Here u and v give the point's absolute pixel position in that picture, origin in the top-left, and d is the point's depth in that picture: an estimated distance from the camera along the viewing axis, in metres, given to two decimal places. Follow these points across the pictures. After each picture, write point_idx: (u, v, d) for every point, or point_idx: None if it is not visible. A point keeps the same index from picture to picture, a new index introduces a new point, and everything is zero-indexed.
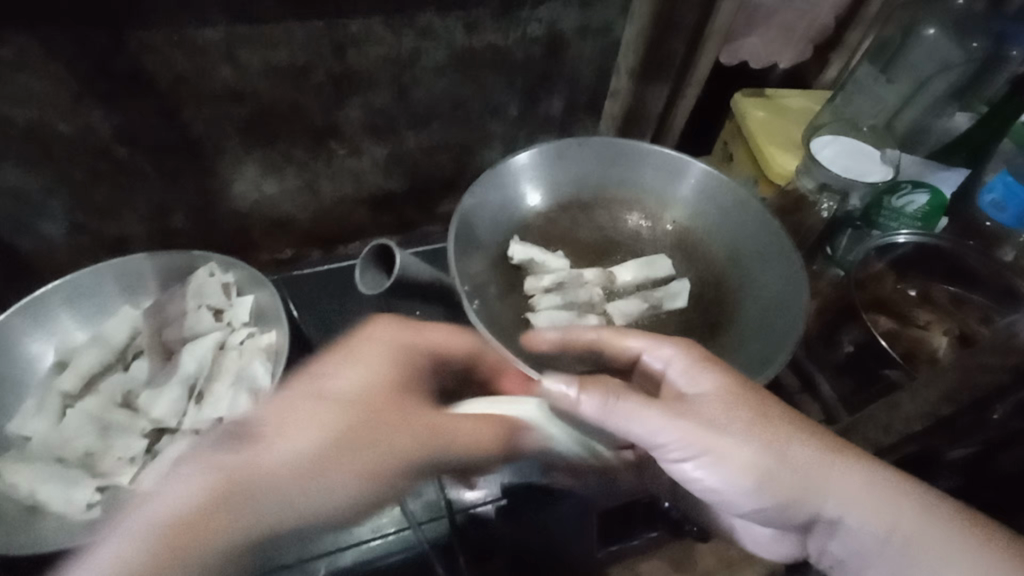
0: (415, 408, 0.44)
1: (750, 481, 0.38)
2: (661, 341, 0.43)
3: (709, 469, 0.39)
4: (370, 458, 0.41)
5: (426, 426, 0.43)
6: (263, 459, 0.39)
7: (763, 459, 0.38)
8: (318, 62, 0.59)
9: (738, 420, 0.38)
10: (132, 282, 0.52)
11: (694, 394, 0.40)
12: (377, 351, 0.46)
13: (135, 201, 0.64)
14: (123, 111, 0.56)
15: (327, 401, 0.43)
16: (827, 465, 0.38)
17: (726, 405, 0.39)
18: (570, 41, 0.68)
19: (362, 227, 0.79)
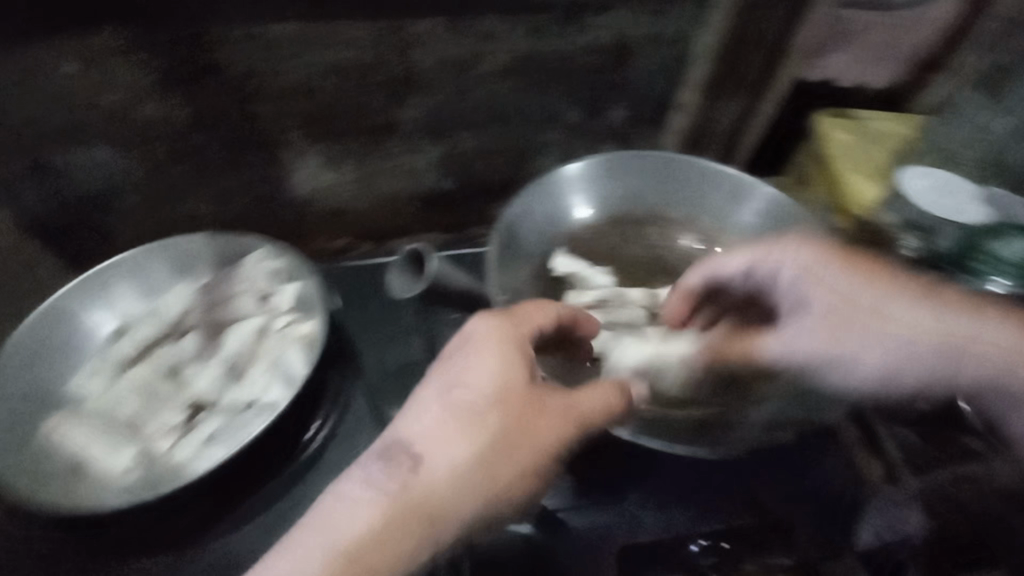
0: (528, 405, 0.38)
1: (896, 331, 0.45)
2: (764, 253, 0.51)
3: (859, 358, 0.46)
4: (498, 476, 0.36)
5: (540, 431, 0.38)
6: (442, 480, 0.35)
7: (877, 293, 0.46)
8: (382, 60, 0.60)
9: (855, 298, 0.46)
10: (190, 262, 0.55)
11: (799, 280, 0.49)
12: (493, 349, 0.39)
13: (204, 184, 0.67)
14: (200, 99, 0.59)
15: (446, 408, 0.38)
16: (939, 316, 0.45)
17: (843, 295, 0.47)
18: (637, 50, 0.65)
19: (415, 224, 0.80)
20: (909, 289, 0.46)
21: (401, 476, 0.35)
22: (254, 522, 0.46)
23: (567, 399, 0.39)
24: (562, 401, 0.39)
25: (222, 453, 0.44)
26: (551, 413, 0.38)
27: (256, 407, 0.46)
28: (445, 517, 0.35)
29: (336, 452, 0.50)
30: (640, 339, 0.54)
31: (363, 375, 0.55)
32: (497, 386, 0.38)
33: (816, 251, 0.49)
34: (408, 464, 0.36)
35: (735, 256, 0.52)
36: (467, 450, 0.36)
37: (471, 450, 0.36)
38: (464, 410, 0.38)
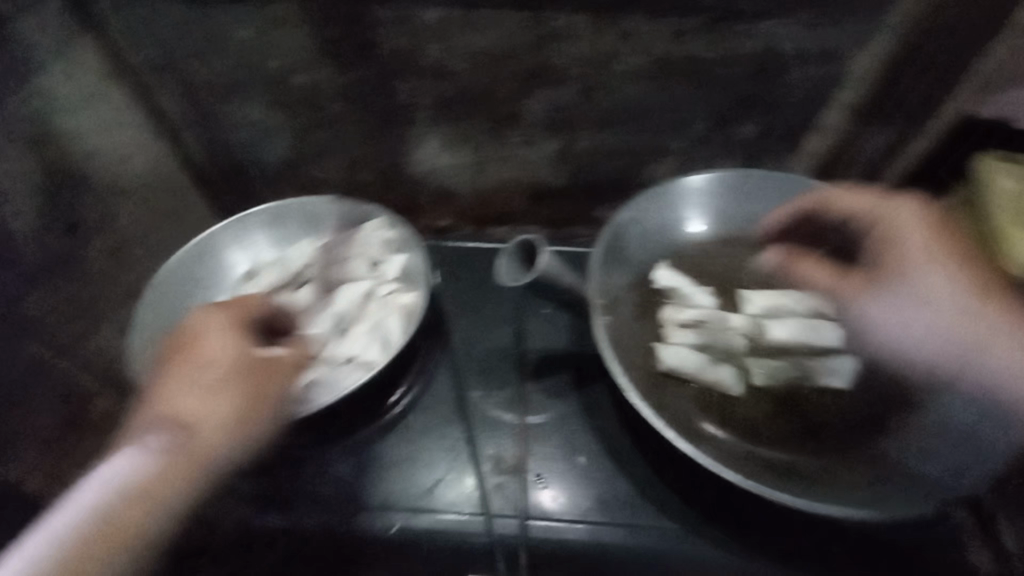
0: (206, 372, 0.40)
1: (949, 319, 0.46)
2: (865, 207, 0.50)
3: (912, 323, 0.48)
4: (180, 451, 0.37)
5: (218, 401, 0.39)
6: (202, 446, 0.38)
7: (953, 288, 0.46)
8: (519, 52, 0.61)
9: (930, 263, 0.47)
10: (316, 223, 0.60)
11: (909, 249, 0.48)
12: (222, 323, 0.42)
13: (336, 149, 0.72)
14: (348, 71, 0.64)
15: (191, 386, 0.39)
16: (1000, 327, 0.44)
17: (924, 267, 0.47)
18: (784, 63, 0.61)
19: (515, 214, 0.81)
20: (974, 287, 0.46)
21: (157, 449, 0.36)
22: (338, 467, 0.50)
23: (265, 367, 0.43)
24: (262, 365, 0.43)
25: (322, 399, 0.47)
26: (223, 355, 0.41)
27: (354, 364, 0.50)
28: (154, 504, 0.35)
29: (419, 418, 0.53)
30: (736, 368, 0.51)
31: (452, 352, 0.57)
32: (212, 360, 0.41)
33: (913, 218, 0.48)
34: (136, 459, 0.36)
35: (843, 201, 0.51)
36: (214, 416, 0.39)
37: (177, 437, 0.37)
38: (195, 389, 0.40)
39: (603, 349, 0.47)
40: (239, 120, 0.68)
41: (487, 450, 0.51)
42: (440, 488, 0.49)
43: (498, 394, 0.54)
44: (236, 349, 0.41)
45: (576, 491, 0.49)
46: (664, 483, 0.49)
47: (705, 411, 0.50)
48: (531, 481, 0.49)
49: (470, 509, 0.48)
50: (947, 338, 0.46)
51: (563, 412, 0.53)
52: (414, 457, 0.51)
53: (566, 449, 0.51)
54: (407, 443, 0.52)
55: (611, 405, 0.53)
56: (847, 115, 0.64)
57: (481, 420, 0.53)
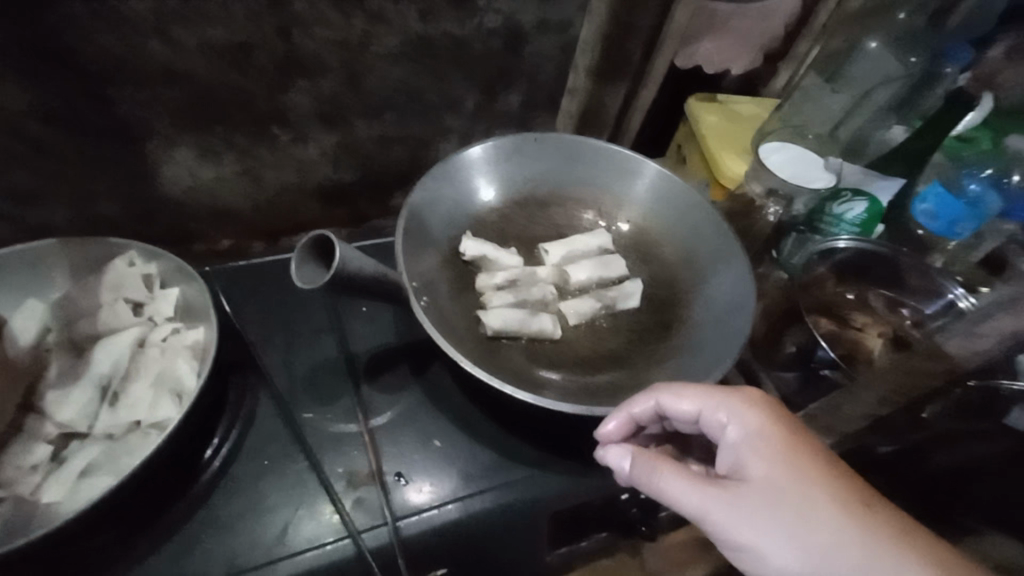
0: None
1: (817, 559, 0.36)
2: (715, 406, 0.42)
3: (763, 550, 0.37)
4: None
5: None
6: None
7: (832, 517, 0.37)
8: (261, 42, 0.55)
9: (793, 486, 0.38)
10: (38, 274, 0.47)
11: (743, 448, 0.40)
12: None
13: (48, 181, 0.57)
14: (31, 84, 0.50)
15: None
16: (881, 553, 0.36)
17: (778, 481, 0.38)
18: (527, 34, 0.66)
19: (310, 219, 0.76)
20: (847, 501, 0.38)
21: None
22: (157, 554, 0.42)
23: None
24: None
25: (105, 486, 0.38)
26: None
27: (145, 428, 0.41)
28: None
29: (248, 462, 0.47)
30: (552, 315, 0.56)
31: (270, 381, 0.51)
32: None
33: (765, 419, 0.41)
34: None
35: (685, 398, 0.43)
36: None
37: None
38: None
39: (427, 328, 0.47)
40: None
41: (336, 468, 0.47)
42: (293, 527, 0.44)
43: (336, 408, 0.51)
44: None
45: (439, 474, 0.48)
46: (519, 437, 0.51)
47: (535, 360, 0.53)
48: (393, 483, 0.47)
49: (332, 536, 0.44)
50: (821, 553, 0.36)
51: (407, 405, 0.52)
52: (253, 506, 0.45)
53: (419, 437, 0.50)
54: (241, 493, 0.45)
55: (454, 381, 0.53)
56: (590, 77, 0.73)
57: (322, 439, 0.49)
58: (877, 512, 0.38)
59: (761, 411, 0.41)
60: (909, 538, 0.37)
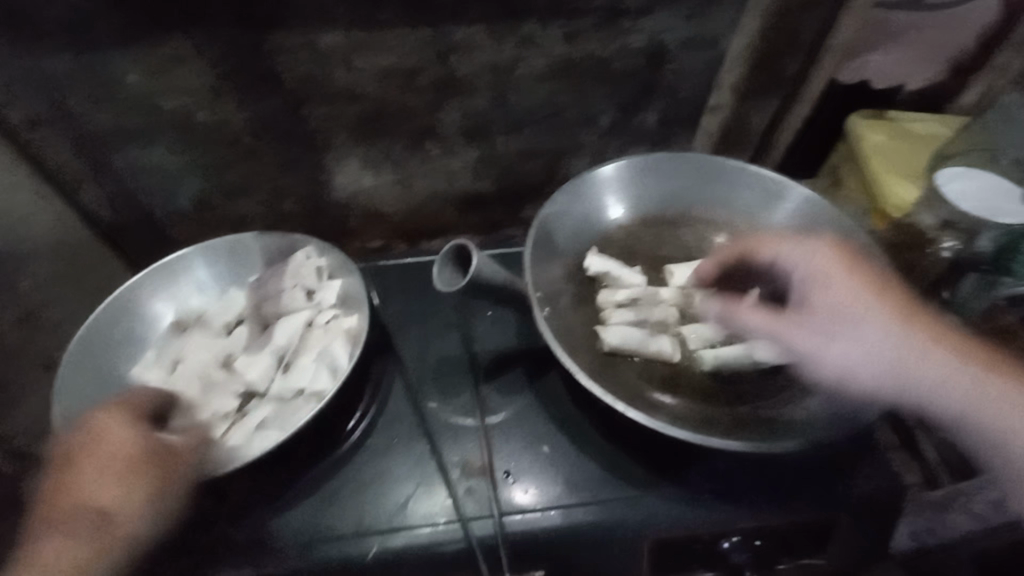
0: (92, 480, 0.40)
1: (870, 355, 0.46)
2: (786, 249, 0.52)
3: (830, 355, 0.47)
4: (84, 545, 0.39)
5: (117, 505, 0.40)
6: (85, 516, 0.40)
7: (884, 327, 0.47)
8: (425, 67, 0.62)
9: (855, 304, 0.48)
10: (243, 259, 0.58)
11: (810, 279, 0.50)
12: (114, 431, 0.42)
13: (253, 182, 0.71)
14: (252, 104, 0.62)
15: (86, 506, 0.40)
16: (907, 341, 0.46)
17: (837, 301, 0.49)
18: (671, 52, 0.66)
19: (447, 225, 0.83)
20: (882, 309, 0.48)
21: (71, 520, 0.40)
22: (302, 504, 0.49)
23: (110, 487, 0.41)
24: (154, 477, 0.42)
25: (275, 438, 0.46)
26: (107, 496, 0.40)
27: (306, 395, 0.49)
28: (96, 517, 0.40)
29: (382, 438, 0.53)
30: (671, 337, 0.55)
31: (404, 367, 0.57)
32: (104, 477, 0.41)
33: (829, 257, 0.50)
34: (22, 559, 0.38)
35: (765, 247, 0.54)
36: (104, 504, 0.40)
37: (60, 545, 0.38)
38: (85, 508, 0.40)
39: (546, 337, 0.48)
40: (144, 167, 0.66)
41: (452, 456, 0.52)
42: (412, 503, 0.49)
43: (457, 401, 0.55)
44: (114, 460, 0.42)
45: (546, 479, 0.50)
46: (635, 460, 0.51)
47: (651, 382, 0.53)
48: (501, 480, 0.50)
49: (446, 517, 0.48)
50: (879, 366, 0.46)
51: (521, 406, 0.55)
52: (382, 477, 0.51)
53: (530, 440, 0.52)
54: (372, 467, 0.51)
55: (567, 390, 0.55)
56: (735, 93, 0.70)
57: (443, 429, 0.53)
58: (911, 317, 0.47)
59: (824, 254, 0.50)
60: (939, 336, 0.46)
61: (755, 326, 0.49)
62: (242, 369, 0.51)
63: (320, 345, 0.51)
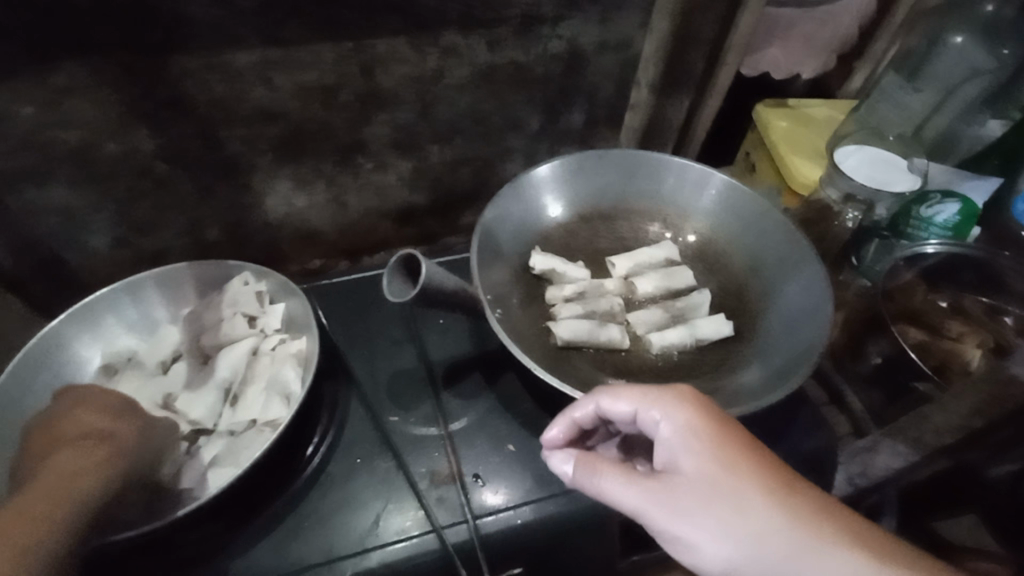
0: (95, 411, 0.44)
1: (745, 550, 0.34)
2: (648, 403, 0.39)
3: (693, 542, 0.35)
4: (92, 455, 0.40)
5: (124, 430, 0.43)
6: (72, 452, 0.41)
7: (767, 512, 0.34)
8: (348, 82, 0.62)
9: (733, 491, 0.35)
10: (172, 294, 0.55)
11: (676, 444, 0.37)
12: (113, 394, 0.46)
13: (173, 212, 0.67)
14: (164, 131, 0.59)
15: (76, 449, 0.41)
16: (800, 535, 0.34)
17: (710, 479, 0.36)
18: (589, 55, 0.69)
19: (387, 239, 0.82)
20: (764, 491, 0.35)
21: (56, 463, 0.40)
22: (266, 538, 0.47)
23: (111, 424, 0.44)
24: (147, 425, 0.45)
25: (229, 474, 0.44)
26: (100, 420, 0.44)
27: (259, 425, 0.47)
28: (92, 447, 0.41)
29: (345, 459, 0.51)
30: (620, 325, 0.57)
31: (358, 385, 0.56)
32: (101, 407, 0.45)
33: (697, 414, 0.38)
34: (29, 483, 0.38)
35: (621, 399, 0.40)
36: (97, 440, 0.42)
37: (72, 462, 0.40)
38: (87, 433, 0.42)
39: (502, 340, 0.49)
40: (45, 206, 0.61)
41: (419, 468, 0.51)
42: (382, 521, 0.48)
43: (417, 412, 0.55)
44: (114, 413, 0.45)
45: (514, 478, 0.51)
46: None
47: (604, 370, 0.55)
48: (471, 484, 0.50)
49: (420, 529, 0.48)
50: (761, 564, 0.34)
51: (481, 410, 0.55)
52: (349, 498, 0.49)
53: (494, 442, 0.53)
54: (337, 489, 0.50)
55: (524, 388, 0.56)
56: (651, 91, 0.75)
57: (406, 442, 0.53)
58: (806, 508, 0.35)
59: (692, 407, 0.38)
60: (840, 530, 0.34)
61: (613, 498, 0.38)
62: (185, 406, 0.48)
63: (266, 375, 0.49)
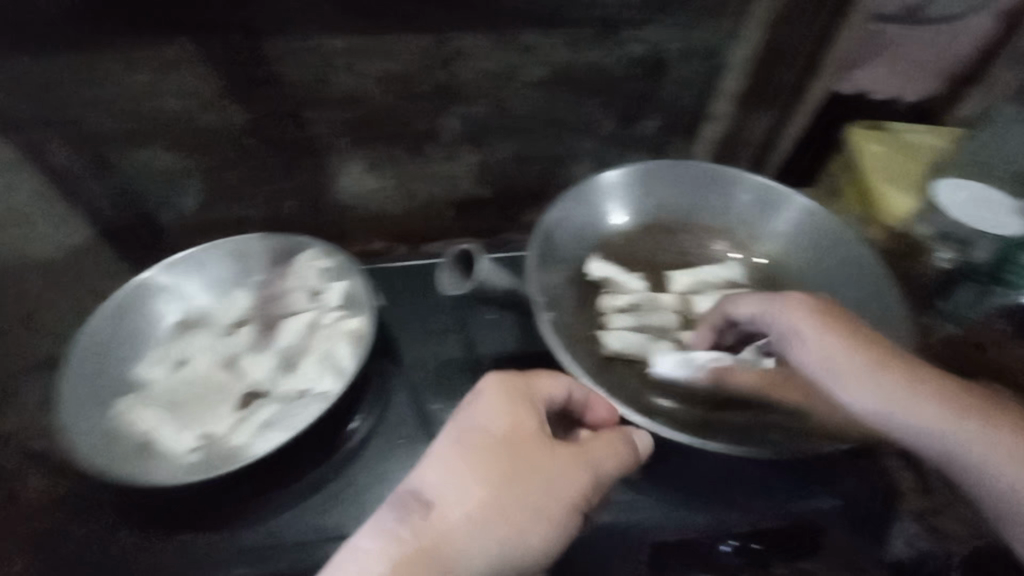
0: (492, 424, 0.39)
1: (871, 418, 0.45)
2: (772, 306, 0.49)
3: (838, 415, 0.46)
4: (493, 525, 0.36)
5: (480, 477, 0.37)
6: (444, 524, 0.35)
7: (900, 386, 0.44)
8: (428, 72, 0.63)
9: (859, 368, 0.45)
10: (247, 260, 0.58)
11: (798, 339, 0.47)
12: (488, 409, 0.40)
13: (253, 183, 0.71)
14: (257, 107, 0.63)
15: (416, 506, 0.36)
16: (928, 405, 0.43)
17: (836, 363, 0.45)
18: (672, 61, 0.67)
19: (449, 228, 0.83)
20: (907, 361, 0.45)
21: (412, 521, 0.35)
22: (305, 503, 0.49)
23: (500, 458, 0.38)
24: (561, 451, 0.39)
25: (279, 439, 0.47)
26: (564, 456, 0.39)
27: (310, 396, 0.49)
28: (498, 519, 0.36)
29: (383, 439, 0.53)
30: (672, 342, 0.56)
31: (405, 368, 0.58)
32: (506, 431, 0.39)
33: (816, 314, 0.47)
34: (418, 511, 0.36)
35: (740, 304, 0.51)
36: (479, 506, 0.36)
37: (483, 497, 0.36)
38: (473, 445, 0.38)
39: (551, 345, 0.49)
40: (145, 166, 0.66)
41: None
42: None
43: (458, 403, 0.56)
44: (496, 423, 0.39)
45: None
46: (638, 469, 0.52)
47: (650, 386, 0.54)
48: None
49: None
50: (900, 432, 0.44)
51: None
52: (382, 474, 0.51)
53: None
54: (373, 466, 0.52)
55: None
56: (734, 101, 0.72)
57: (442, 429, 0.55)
58: (934, 380, 0.44)
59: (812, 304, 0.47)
60: (971, 399, 0.44)
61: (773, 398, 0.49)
62: (514, 451, 0.38)
63: (321, 351, 0.52)
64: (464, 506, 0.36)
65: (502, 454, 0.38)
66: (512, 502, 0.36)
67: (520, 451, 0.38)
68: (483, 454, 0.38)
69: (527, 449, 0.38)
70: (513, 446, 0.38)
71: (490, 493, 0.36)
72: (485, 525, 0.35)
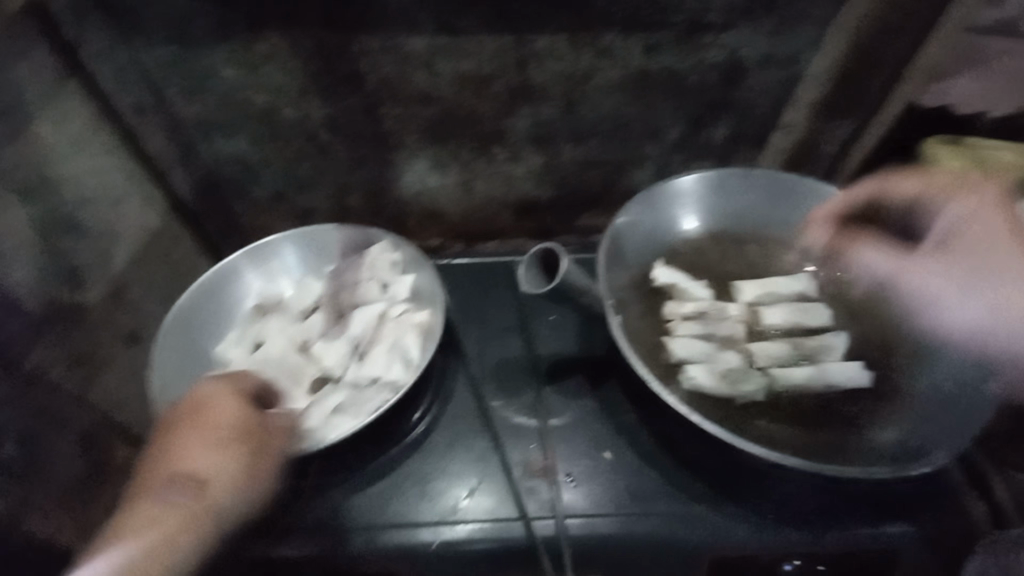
0: (220, 405, 0.44)
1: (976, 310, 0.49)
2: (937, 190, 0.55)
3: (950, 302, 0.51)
4: (187, 487, 0.40)
5: (197, 454, 0.41)
6: (164, 491, 0.40)
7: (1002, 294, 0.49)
8: (503, 73, 0.64)
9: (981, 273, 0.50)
10: (321, 249, 0.61)
11: (952, 226, 0.53)
12: (217, 395, 0.45)
13: (324, 176, 0.73)
14: (336, 102, 0.65)
15: (165, 486, 0.40)
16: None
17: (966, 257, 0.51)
18: (749, 69, 0.65)
19: (506, 229, 0.84)
20: None
21: (173, 499, 0.39)
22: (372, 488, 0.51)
23: (203, 428, 0.43)
24: (259, 426, 0.44)
25: (350, 424, 0.49)
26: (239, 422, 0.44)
27: (380, 384, 0.51)
28: (189, 478, 0.40)
29: (446, 432, 0.55)
30: (739, 353, 0.55)
31: (467, 364, 0.59)
32: (215, 410, 0.44)
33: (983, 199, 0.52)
34: (175, 491, 0.40)
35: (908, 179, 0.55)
36: (183, 469, 0.41)
37: (199, 465, 0.41)
38: (193, 421, 0.43)
39: (621, 347, 0.49)
40: (227, 155, 0.69)
41: (514, 454, 0.53)
42: (472, 497, 0.51)
43: (518, 401, 0.57)
44: (232, 405, 0.44)
45: (603, 488, 0.51)
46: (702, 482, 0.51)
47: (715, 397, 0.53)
48: (562, 482, 0.52)
49: (510, 514, 0.50)
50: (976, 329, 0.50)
51: (581, 413, 0.56)
52: (444, 467, 0.53)
53: (591, 447, 0.53)
54: (434, 458, 0.53)
55: (626, 393, 0.56)
56: (808, 112, 0.70)
57: (503, 426, 0.55)
58: None
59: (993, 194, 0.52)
60: None
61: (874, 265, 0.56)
62: (212, 415, 0.44)
63: (388, 342, 0.53)
64: (172, 472, 0.40)
65: (209, 425, 0.43)
66: (200, 462, 0.41)
67: (223, 422, 0.43)
68: (193, 425, 0.43)
69: (231, 421, 0.44)
70: (219, 416, 0.44)
71: (188, 457, 0.41)
72: (183, 486, 0.40)
